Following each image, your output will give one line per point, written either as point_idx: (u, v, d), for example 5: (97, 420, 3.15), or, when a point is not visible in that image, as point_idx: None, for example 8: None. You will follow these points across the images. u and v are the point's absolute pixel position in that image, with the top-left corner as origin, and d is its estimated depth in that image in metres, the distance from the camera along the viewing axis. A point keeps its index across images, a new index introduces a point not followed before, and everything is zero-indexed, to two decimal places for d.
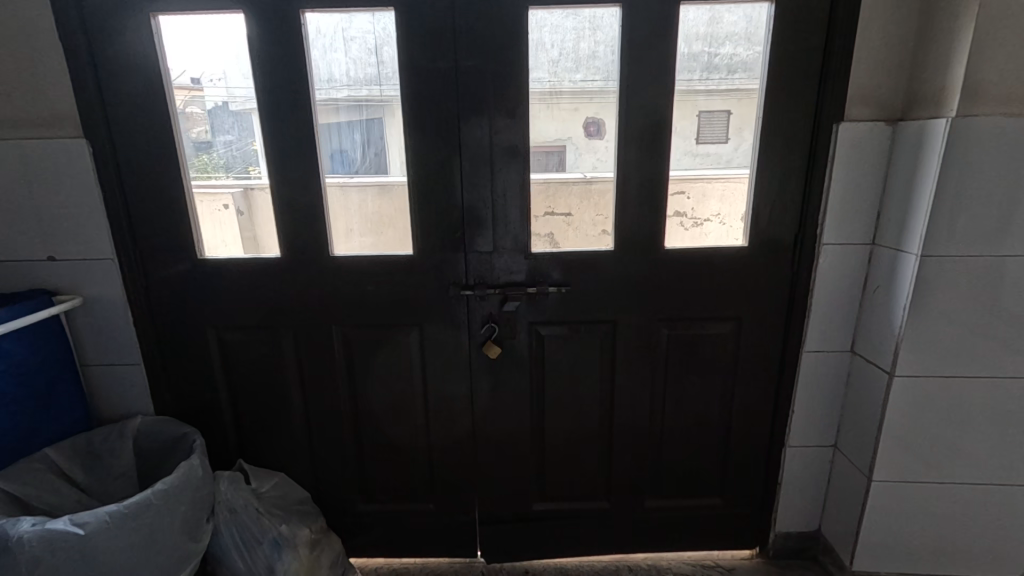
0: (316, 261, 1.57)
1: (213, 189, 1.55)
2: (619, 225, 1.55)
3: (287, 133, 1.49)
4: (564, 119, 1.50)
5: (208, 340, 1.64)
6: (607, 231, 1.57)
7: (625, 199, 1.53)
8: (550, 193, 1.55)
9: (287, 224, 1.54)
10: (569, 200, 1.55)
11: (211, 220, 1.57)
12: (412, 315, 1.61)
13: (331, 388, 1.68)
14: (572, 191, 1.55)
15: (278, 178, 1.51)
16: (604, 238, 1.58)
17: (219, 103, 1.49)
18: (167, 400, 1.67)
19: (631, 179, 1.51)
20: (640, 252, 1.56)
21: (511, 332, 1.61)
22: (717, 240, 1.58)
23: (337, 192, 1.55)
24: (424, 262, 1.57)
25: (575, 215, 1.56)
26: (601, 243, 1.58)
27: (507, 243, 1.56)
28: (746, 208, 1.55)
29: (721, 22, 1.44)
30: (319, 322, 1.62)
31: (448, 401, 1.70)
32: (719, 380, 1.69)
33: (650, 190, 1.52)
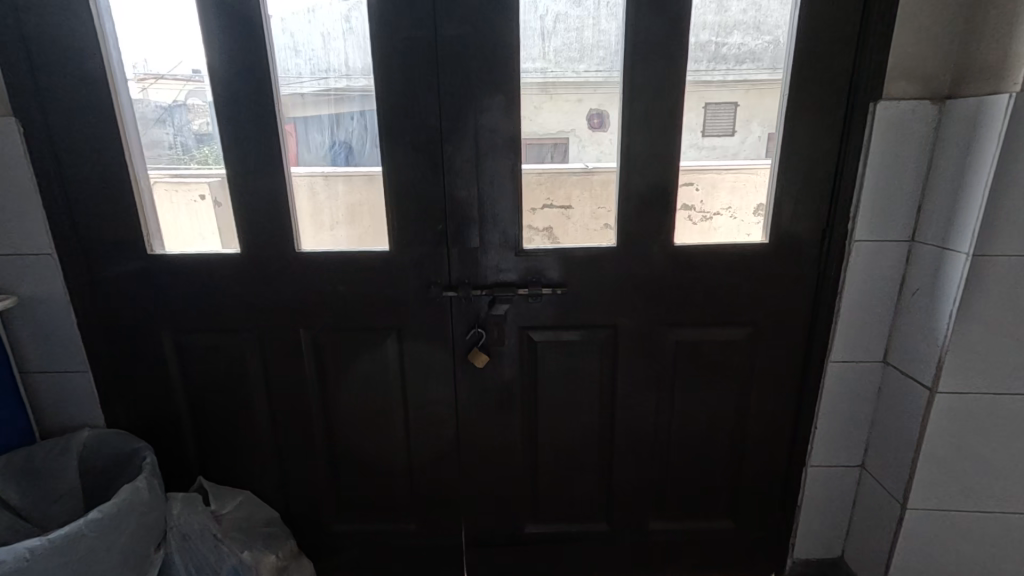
0: (280, 258, 1.39)
1: (187, 176, 1.37)
2: (622, 220, 1.36)
3: (244, 116, 1.31)
4: (567, 111, 1.33)
5: (162, 345, 1.45)
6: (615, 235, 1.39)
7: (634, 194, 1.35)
8: (547, 182, 1.36)
9: (245, 218, 1.36)
10: (568, 191, 1.37)
11: (187, 214, 1.39)
12: (389, 318, 1.43)
13: (300, 398, 1.51)
14: (572, 183, 1.37)
15: (235, 167, 1.34)
16: (606, 236, 1.40)
17: (223, 91, 1.30)
18: (118, 411, 1.49)
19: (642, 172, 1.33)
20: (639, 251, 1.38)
21: (498, 338, 1.43)
22: (726, 236, 1.39)
23: (304, 183, 1.37)
24: (401, 258, 1.38)
25: (577, 210, 1.38)
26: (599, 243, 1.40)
27: (496, 239, 1.38)
28: (757, 201, 1.37)
29: (729, 9, 1.26)
30: (285, 327, 1.45)
31: (431, 414, 1.53)
32: (734, 392, 1.51)
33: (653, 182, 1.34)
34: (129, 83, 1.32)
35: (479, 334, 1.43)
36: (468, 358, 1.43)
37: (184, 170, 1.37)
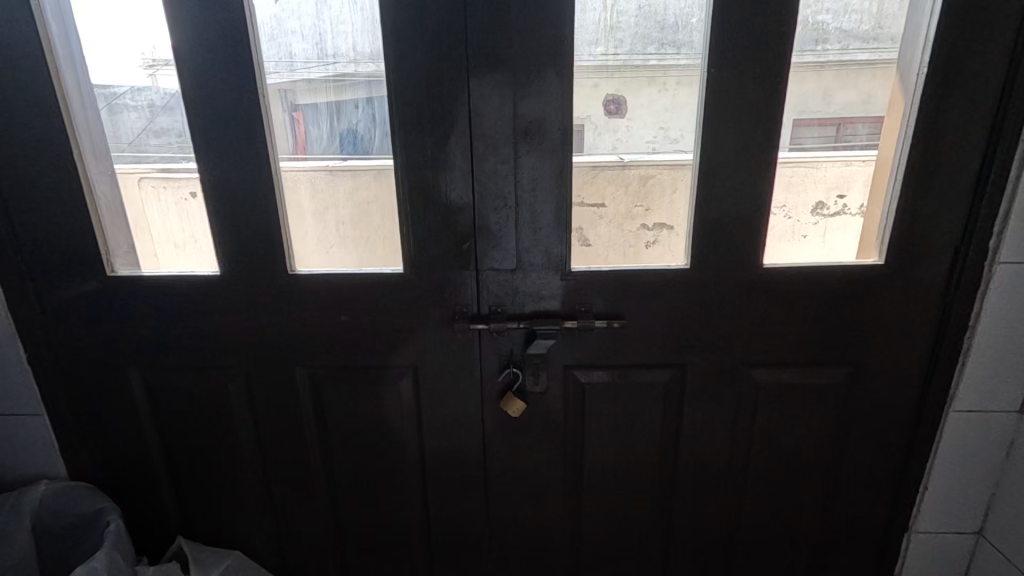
0: (269, 282, 1.13)
1: (177, 170, 1.10)
2: (697, 235, 1.09)
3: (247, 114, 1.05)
4: (577, 96, 1.05)
5: (130, 383, 1.20)
6: (653, 240, 1.12)
7: (674, 187, 1.09)
8: (593, 181, 1.09)
9: (222, 232, 1.09)
10: (606, 188, 1.10)
11: (170, 218, 1.13)
12: (403, 354, 1.17)
13: (297, 446, 1.25)
14: (605, 179, 1.09)
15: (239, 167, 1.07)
16: (671, 254, 1.13)
17: (213, 73, 1.02)
18: (84, 460, 1.25)
19: (683, 170, 1.08)
20: (678, 254, 1.12)
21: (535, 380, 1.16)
22: (776, 240, 1.12)
23: (297, 177, 1.10)
24: (418, 283, 1.11)
25: (608, 207, 1.11)
26: (640, 260, 1.13)
27: (535, 259, 1.10)
28: (818, 198, 1.10)
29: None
30: (277, 364, 1.19)
31: (454, 465, 1.27)
32: (824, 443, 1.23)
33: (682, 178, 1.09)
34: (88, 64, 1.06)
35: (512, 374, 1.16)
36: (500, 404, 1.17)
37: (177, 166, 1.10)
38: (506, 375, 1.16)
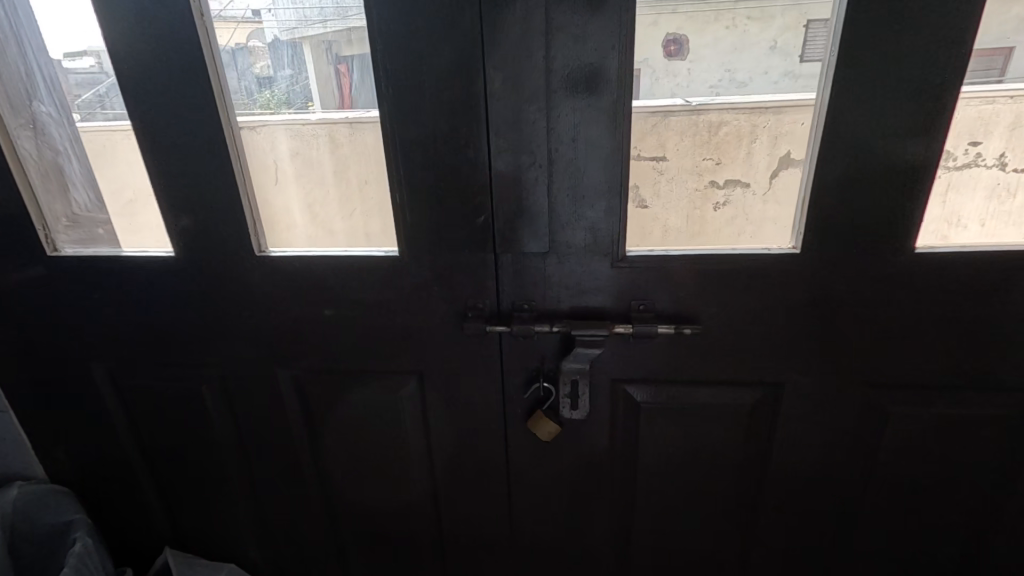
0: (236, 268, 0.89)
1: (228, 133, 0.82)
2: (801, 201, 0.76)
3: (292, 67, 0.80)
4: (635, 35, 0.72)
5: (95, 381, 1.02)
6: (723, 202, 0.79)
7: (752, 136, 0.76)
8: (657, 129, 0.76)
9: (172, 204, 0.86)
10: (673, 140, 0.77)
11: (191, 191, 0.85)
12: (405, 359, 0.92)
13: (288, 458, 1.05)
14: (675, 129, 0.76)
15: (271, 134, 0.84)
16: (773, 232, 0.79)
17: None
18: (62, 461, 1.11)
19: (771, 112, 0.74)
20: (755, 225, 0.79)
21: (574, 404, 0.87)
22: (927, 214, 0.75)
23: (263, 162, 0.85)
24: (419, 270, 0.84)
25: (671, 160, 0.78)
26: (723, 242, 0.81)
27: (575, 239, 0.80)
28: (950, 147, 0.72)
29: None
30: (257, 366, 0.97)
31: (472, 491, 1.03)
32: (970, 493, 0.90)
33: (768, 121, 0.74)
34: None
35: (542, 390, 0.88)
36: (530, 425, 0.90)
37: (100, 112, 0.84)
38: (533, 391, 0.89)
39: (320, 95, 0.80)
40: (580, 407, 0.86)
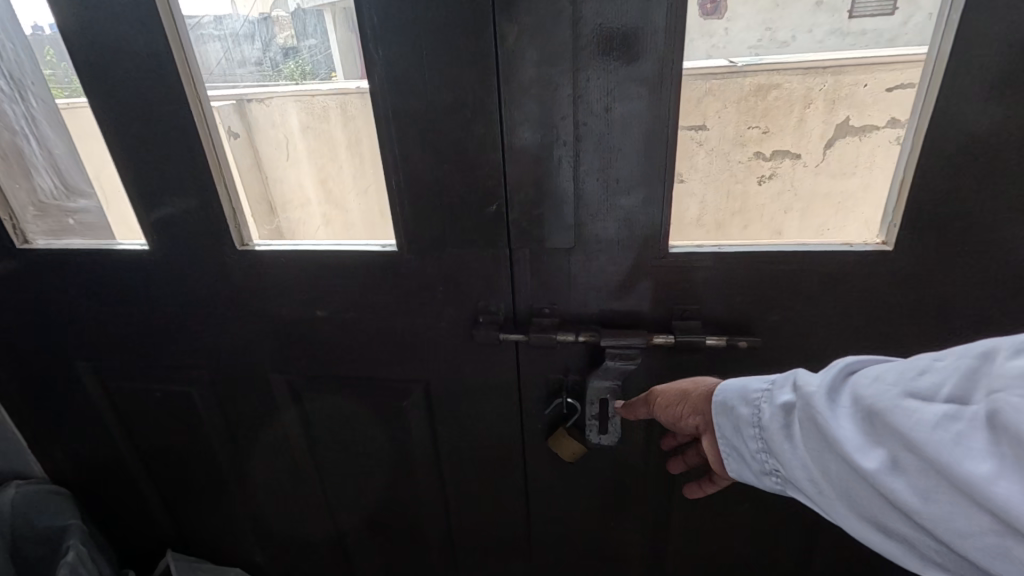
0: (217, 265, 0.79)
1: (264, 105, 0.71)
2: (861, 175, 0.63)
3: (318, 36, 0.66)
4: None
5: (82, 380, 0.95)
6: (769, 174, 0.65)
7: (807, 100, 0.61)
8: (708, 97, 0.62)
9: (142, 193, 0.75)
10: (724, 108, 0.62)
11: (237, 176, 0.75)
12: (409, 366, 0.81)
13: (287, 465, 0.97)
14: (722, 97, 0.62)
15: (281, 107, 0.71)
16: (857, 223, 0.64)
17: None
18: (57, 460, 1.06)
19: (828, 74, 0.59)
20: (803, 202, 0.65)
21: (603, 429, 0.75)
22: None
23: (275, 139, 0.73)
24: (421, 269, 0.72)
25: (711, 129, 0.63)
26: (768, 226, 0.67)
27: (607, 231, 0.66)
28: None
29: None
30: (248, 370, 0.88)
31: (485, 508, 0.93)
32: None
33: (825, 84, 0.60)
34: None
35: (566, 406, 0.77)
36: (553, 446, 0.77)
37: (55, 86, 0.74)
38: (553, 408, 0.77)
39: (345, 66, 0.66)
40: (609, 434, 0.74)
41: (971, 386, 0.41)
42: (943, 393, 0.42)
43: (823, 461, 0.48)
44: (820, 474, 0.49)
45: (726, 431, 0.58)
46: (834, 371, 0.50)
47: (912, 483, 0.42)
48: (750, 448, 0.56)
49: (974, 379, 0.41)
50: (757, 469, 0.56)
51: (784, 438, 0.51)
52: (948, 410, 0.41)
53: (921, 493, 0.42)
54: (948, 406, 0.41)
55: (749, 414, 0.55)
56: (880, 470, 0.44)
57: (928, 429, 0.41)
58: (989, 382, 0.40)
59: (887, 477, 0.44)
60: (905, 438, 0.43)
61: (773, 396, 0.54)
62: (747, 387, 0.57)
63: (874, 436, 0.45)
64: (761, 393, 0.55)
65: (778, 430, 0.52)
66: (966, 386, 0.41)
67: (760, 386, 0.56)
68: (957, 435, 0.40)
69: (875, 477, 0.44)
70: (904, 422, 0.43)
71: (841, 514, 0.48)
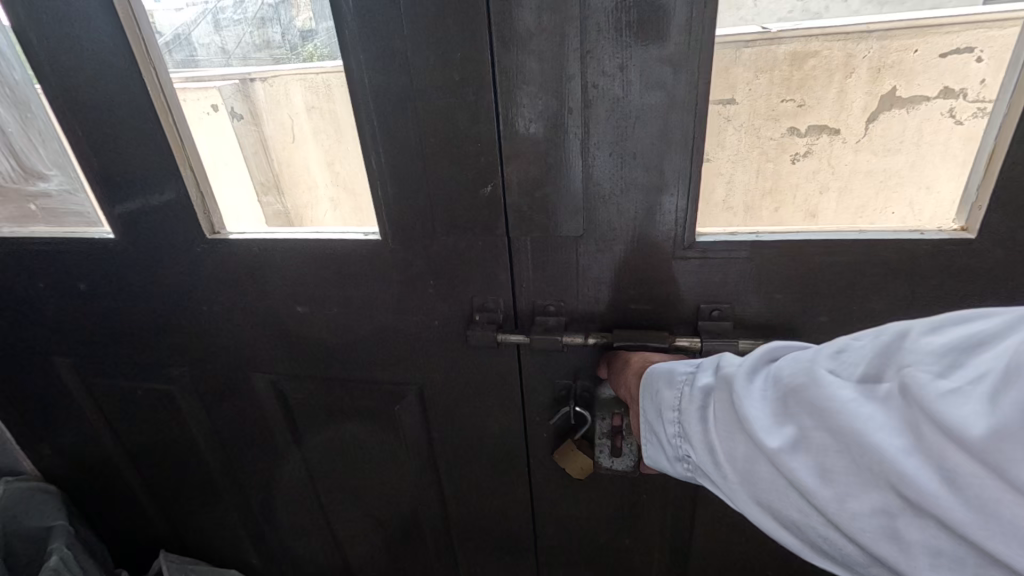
0: (188, 257, 0.71)
1: (243, 82, 0.62)
2: (908, 152, 0.52)
3: None
4: None
5: (64, 378, 0.90)
6: (804, 152, 0.54)
7: (848, 68, 0.49)
8: (743, 60, 0.51)
9: (100, 177, 0.68)
10: (764, 72, 0.51)
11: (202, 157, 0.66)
12: (401, 368, 0.73)
13: (276, 468, 0.91)
14: (750, 66, 0.51)
15: (286, 87, 0.61)
16: (932, 209, 0.53)
17: None
18: (47, 457, 1.02)
19: (873, 37, 0.48)
20: (842, 180, 0.54)
21: (614, 454, 0.63)
22: None
23: (281, 124, 0.63)
24: (410, 261, 0.64)
25: (742, 104, 0.53)
26: (801, 208, 0.56)
27: (622, 216, 0.57)
28: None
29: None
30: (232, 370, 0.81)
31: (488, 520, 0.85)
32: None
33: (869, 51, 0.48)
34: None
35: (574, 416, 0.68)
36: (559, 457, 0.67)
37: (6, 59, 0.67)
38: (559, 418, 0.69)
39: None
40: (623, 458, 0.63)
41: (882, 361, 0.38)
42: (855, 370, 0.39)
43: (731, 443, 0.45)
44: (725, 458, 0.46)
45: (648, 415, 0.54)
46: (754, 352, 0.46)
47: (813, 464, 0.39)
48: (667, 433, 0.52)
49: (888, 357, 0.37)
50: (672, 455, 0.52)
51: (693, 418, 0.48)
52: (859, 388, 0.38)
53: (821, 475, 0.39)
54: (856, 381, 0.38)
55: (671, 398, 0.51)
56: (784, 452, 0.41)
57: (835, 406, 0.38)
58: (899, 357, 0.37)
59: (790, 458, 0.40)
60: (816, 417, 0.39)
61: (693, 379, 0.49)
62: (673, 368, 0.51)
63: (784, 417, 0.42)
64: (684, 376, 0.50)
65: (692, 410, 0.48)
66: (879, 363, 0.38)
67: (686, 368, 0.51)
68: (864, 413, 0.37)
69: (778, 459, 0.41)
70: (814, 400, 0.39)
71: (743, 499, 0.46)
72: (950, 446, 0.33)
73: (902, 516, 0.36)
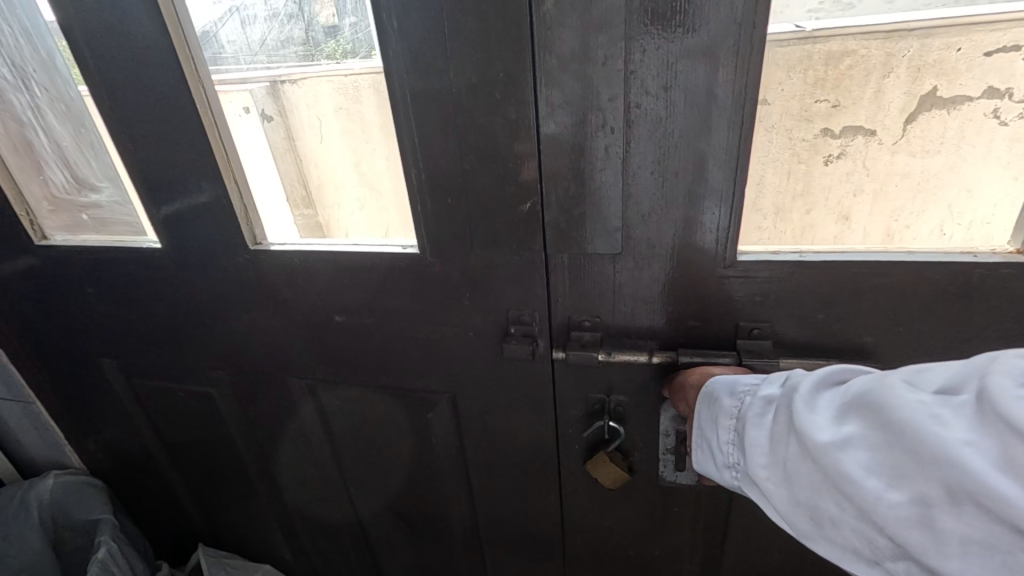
0: (230, 266, 0.73)
1: (284, 94, 0.64)
2: (947, 152, 0.50)
3: (357, 11, 0.56)
4: None
5: (110, 379, 0.94)
6: (838, 153, 0.53)
7: (887, 68, 0.49)
8: (782, 62, 0.50)
9: (148, 188, 0.70)
10: (802, 76, 0.50)
11: (244, 170, 0.68)
12: (434, 377, 0.74)
13: (309, 468, 0.93)
14: (788, 68, 0.50)
15: (315, 88, 0.63)
16: (985, 232, 0.52)
17: None
18: (93, 453, 1.06)
19: (915, 35, 0.47)
20: (877, 182, 0.53)
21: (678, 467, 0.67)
22: None
23: (309, 123, 0.65)
24: (446, 274, 0.65)
25: (774, 105, 0.52)
26: (834, 211, 0.55)
27: (661, 236, 0.56)
28: None
29: None
30: (268, 373, 0.83)
31: (517, 525, 0.86)
32: None
33: (908, 50, 0.47)
34: None
35: (608, 430, 0.68)
36: (595, 467, 0.67)
37: (60, 75, 0.69)
38: (594, 430, 0.69)
39: None
40: (687, 472, 0.67)
41: (965, 375, 0.37)
42: (933, 384, 0.38)
43: (782, 443, 0.45)
44: (778, 462, 0.45)
45: (702, 422, 0.54)
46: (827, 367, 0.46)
47: (871, 466, 0.38)
48: (719, 440, 0.52)
49: (972, 371, 0.36)
50: (722, 461, 0.52)
51: (748, 424, 0.48)
52: (933, 396, 0.37)
53: (882, 478, 0.37)
54: (933, 393, 0.37)
55: (728, 404, 0.51)
56: (839, 449, 0.40)
57: (898, 403, 0.38)
58: (985, 370, 0.35)
59: (841, 450, 0.40)
60: (877, 419, 0.39)
61: (756, 389, 0.49)
62: (737, 381, 0.52)
63: (843, 421, 0.41)
64: (746, 387, 0.51)
65: (752, 416, 0.48)
66: (961, 377, 0.37)
67: (750, 381, 0.51)
68: (934, 416, 0.36)
69: (835, 458, 0.40)
70: (880, 401, 0.39)
71: (793, 505, 0.44)
72: (1014, 437, 0.32)
73: (939, 505, 0.34)
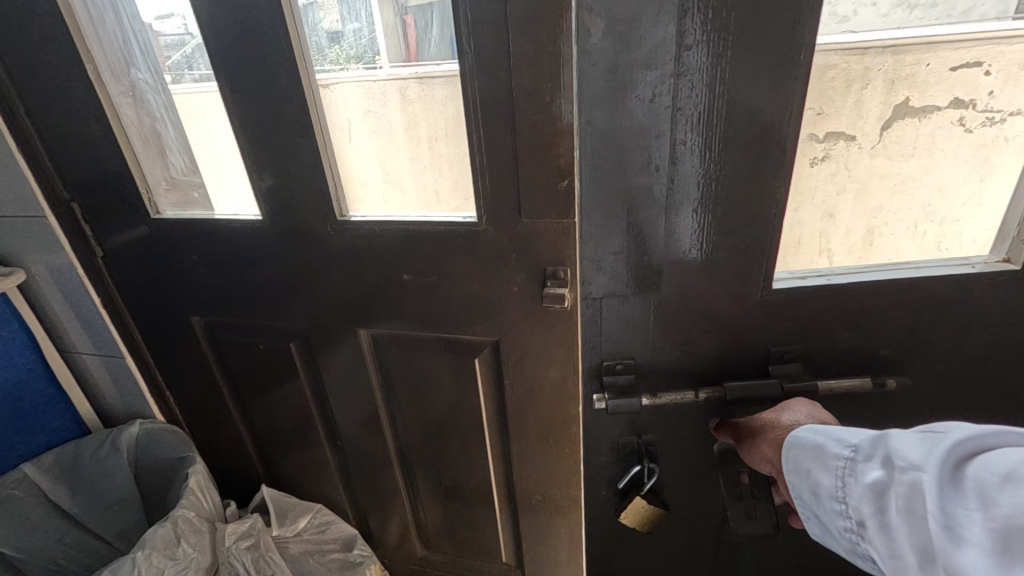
0: (318, 234, 0.91)
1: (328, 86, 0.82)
2: (920, 155, 0.64)
3: (362, 20, 0.77)
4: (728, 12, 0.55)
5: (195, 334, 1.10)
6: (822, 156, 0.64)
7: (865, 80, 0.61)
8: None
9: (255, 167, 0.87)
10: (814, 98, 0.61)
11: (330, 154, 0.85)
12: (482, 328, 0.91)
13: (365, 414, 1.09)
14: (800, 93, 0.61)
15: (344, 92, 0.83)
16: (957, 241, 0.67)
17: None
18: (173, 401, 1.23)
19: (885, 54, 0.59)
20: (860, 181, 0.66)
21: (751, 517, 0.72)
22: None
23: (341, 121, 0.85)
24: (497, 239, 0.82)
25: None
26: (820, 209, 0.68)
27: (685, 248, 0.67)
28: None
29: None
30: (337, 328, 1.00)
31: (543, 457, 1.02)
32: None
33: (882, 65, 0.60)
34: None
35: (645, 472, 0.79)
36: (633, 511, 0.79)
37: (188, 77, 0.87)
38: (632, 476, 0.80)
39: (387, 48, 0.78)
40: (758, 521, 0.71)
41: None
42: None
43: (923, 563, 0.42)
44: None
45: (804, 494, 0.54)
46: (942, 456, 0.42)
47: None
48: (836, 525, 0.51)
49: None
50: (847, 546, 0.50)
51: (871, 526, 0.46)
52: None
53: None
54: None
55: (832, 486, 0.50)
56: None
57: None
58: None
59: None
60: None
61: (860, 473, 0.48)
62: (827, 452, 0.52)
63: (1002, 558, 0.37)
64: (848, 468, 0.49)
65: (874, 515, 0.46)
66: None
67: (847, 454, 0.50)
68: None
69: None
70: None
71: None
72: None
73: None
